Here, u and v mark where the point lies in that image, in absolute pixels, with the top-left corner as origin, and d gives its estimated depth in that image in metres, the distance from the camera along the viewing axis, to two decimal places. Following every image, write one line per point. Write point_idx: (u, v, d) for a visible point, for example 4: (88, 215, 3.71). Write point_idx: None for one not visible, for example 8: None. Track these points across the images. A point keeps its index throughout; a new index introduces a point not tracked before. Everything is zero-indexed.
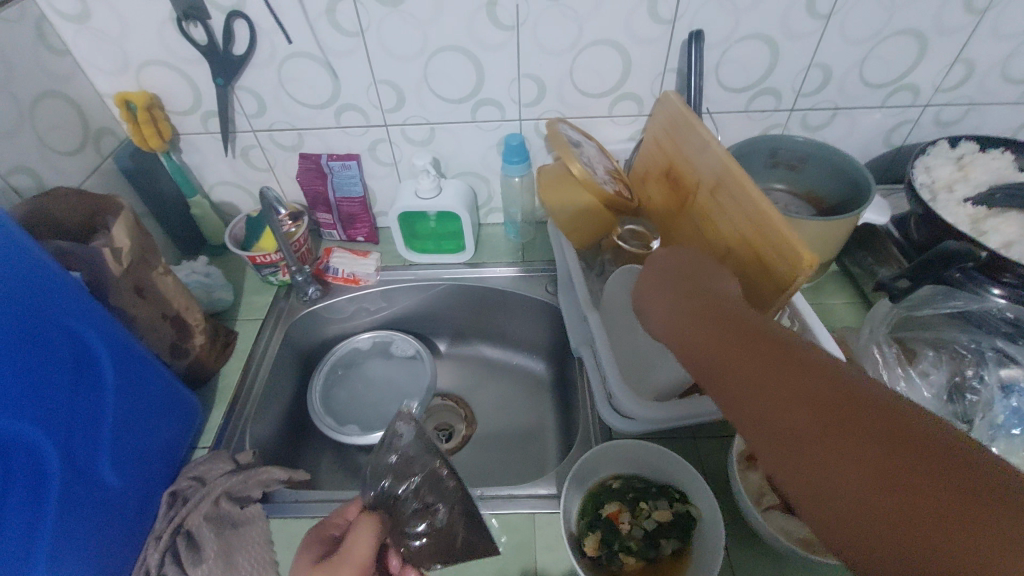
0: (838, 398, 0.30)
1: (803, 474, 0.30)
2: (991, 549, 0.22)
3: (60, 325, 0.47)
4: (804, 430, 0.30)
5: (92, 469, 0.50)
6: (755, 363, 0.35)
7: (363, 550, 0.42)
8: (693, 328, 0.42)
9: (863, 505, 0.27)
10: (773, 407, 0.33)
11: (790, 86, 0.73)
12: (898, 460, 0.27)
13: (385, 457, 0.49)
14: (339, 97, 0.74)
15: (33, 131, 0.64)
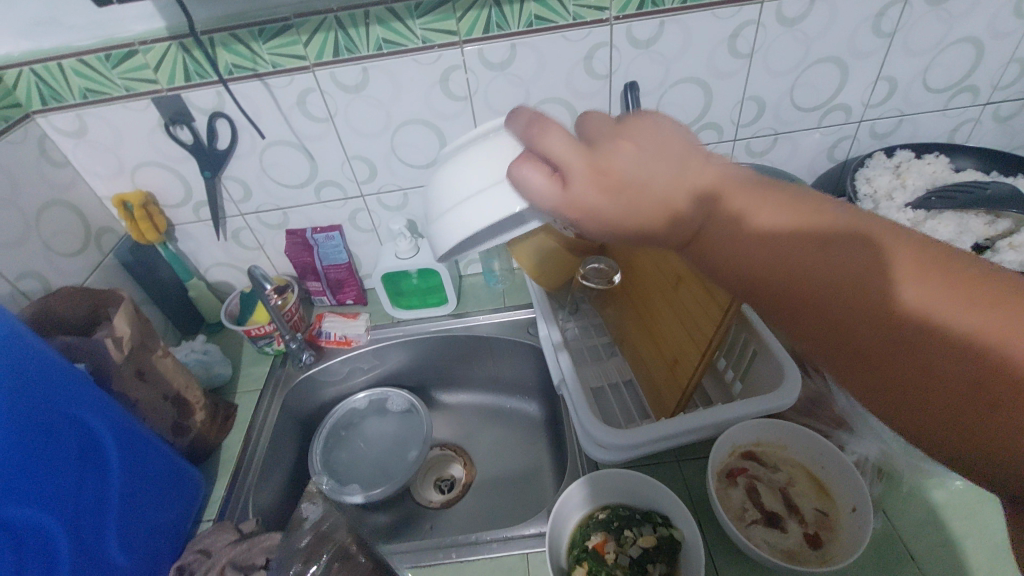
0: (903, 283, 0.29)
1: (860, 365, 0.30)
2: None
3: (67, 415, 0.51)
4: (876, 328, 0.29)
5: (100, 551, 0.52)
6: (796, 259, 0.32)
7: None
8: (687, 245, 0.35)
9: (935, 395, 0.27)
10: (834, 310, 0.30)
11: (729, 119, 0.79)
12: (938, 346, 0.27)
13: (295, 540, 0.53)
14: (317, 175, 0.80)
15: (38, 239, 0.70)
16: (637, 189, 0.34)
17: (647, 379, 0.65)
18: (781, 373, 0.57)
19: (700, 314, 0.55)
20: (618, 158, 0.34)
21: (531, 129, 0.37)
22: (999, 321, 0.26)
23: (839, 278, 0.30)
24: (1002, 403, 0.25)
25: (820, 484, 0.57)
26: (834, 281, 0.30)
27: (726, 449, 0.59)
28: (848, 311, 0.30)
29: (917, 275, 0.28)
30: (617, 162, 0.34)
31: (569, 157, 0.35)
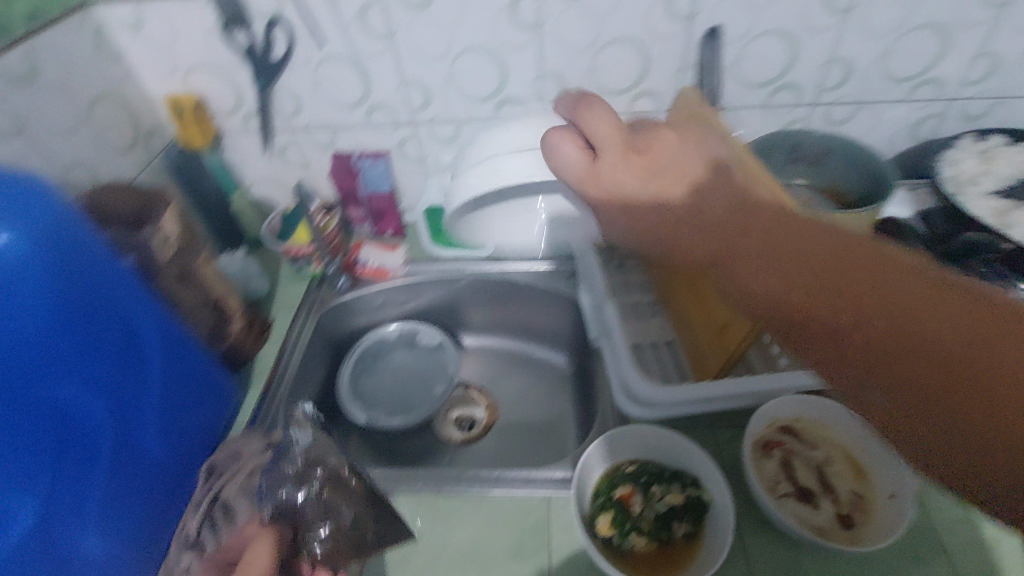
0: (909, 296, 0.35)
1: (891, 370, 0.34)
2: None
3: (113, 303, 0.51)
4: (893, 332, 0.34)
5: (139, 438, 0.53)
6: (837, 274, 0.37)
7: (264, 557, 0.47)
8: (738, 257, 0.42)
9: (959, 399, 0.31)
10: (872, 312, 0.35)
11: (811, 80, 0.74)
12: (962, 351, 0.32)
13: (285, 467, 0.55)
14: (369, 97, 0.78)
15: (90, 131, 0.69)
16: (658, 176, 0.51)
17: (692, 342, 0.64)
18: None
19: None
20: (652, 174, 0.51)
21: (577, 107, 0.55)
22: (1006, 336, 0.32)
23: (855, 288, 0.36)
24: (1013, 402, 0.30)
25: (859, 467, 0.55)
26: (851, 290, 0.36)
27: (764, 421, 0.58)
28: (886, 320, 0.34)
29: (934, 292, 0.35)
30: (652, 174, 0.51)
31: (613, 163, 0.52)
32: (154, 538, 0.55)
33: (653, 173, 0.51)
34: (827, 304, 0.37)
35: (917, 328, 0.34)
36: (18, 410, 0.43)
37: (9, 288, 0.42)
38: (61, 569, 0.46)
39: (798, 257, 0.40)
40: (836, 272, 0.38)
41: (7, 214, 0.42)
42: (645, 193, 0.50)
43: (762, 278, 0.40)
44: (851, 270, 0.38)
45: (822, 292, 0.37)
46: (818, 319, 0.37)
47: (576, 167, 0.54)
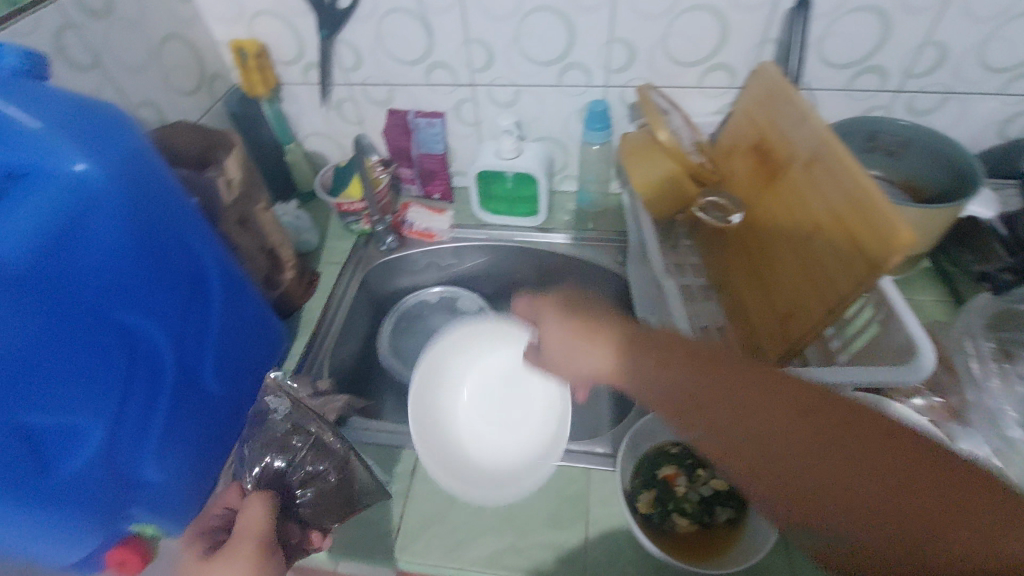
0: (874, 450, 0.35)
1: (845, 513, 0.35)
2: (972, 517, 0.33)
3: (181, 242, 0.52)
4: (867, 496, 0.34)
5: (197, 374, 0.55)
6: (775, 416, 0.38)
7: (260, 515, 0.46)
8: (692, 400, 0.41)
9: (904, 525, 0.33)
10: (817, 463, 0.36)
11: (899, 64, 0.69)
12: (896, 470, 0.35)
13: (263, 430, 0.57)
14: (431, 54, 0.76)
15: (159, 71, 0.70)
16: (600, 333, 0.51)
17: (747, 330, 0.63)
18: (910, 348, 0.51)
19: (836, 269, 0.50)
20: (597, 333, 0.51)
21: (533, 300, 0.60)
22: (924, 462, 0.35)
23: (821, 446, 0.36)
24: (958, 516, 0.33)
25: None
26: (818, 445, 0.36)
27: None
28: (832, 471, 0.35)
29: (857, 424, 0.37)
30: (596, 336, 0.50)
31: (570, 329, 0.53)
32: (206, 471, 0.58)
33: (596, 333, 0.51)
34: (799, 483, 0.36)
35: (887, 488, 0.34)
36: (91, 332, 0.44)
37: (85, 213, 0.43)
38: (124, 486, 0.48)
39: (767, 395, 0.39)
40: (798, 418, 0.38)
41: (86, 140, 0.43)
42: (603, 350, 0.50)
43: (734, 454, 0.39)
44: (812, 417, 0.37)
45: (789, 465, 0.37)
46: (790, 480, 0.37)
47: (546, 337, 0.55)
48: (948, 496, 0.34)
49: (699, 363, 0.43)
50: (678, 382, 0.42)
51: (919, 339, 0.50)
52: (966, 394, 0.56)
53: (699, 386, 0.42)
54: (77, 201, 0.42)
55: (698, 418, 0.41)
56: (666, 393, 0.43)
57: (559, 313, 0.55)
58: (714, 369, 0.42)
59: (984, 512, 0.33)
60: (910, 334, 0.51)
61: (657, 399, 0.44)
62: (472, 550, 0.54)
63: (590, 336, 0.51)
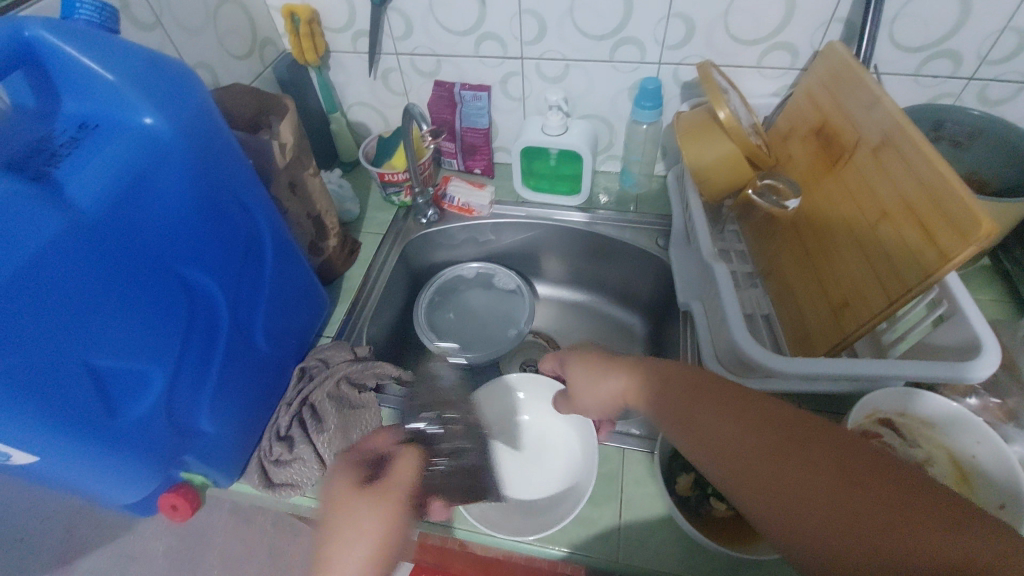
0: (843, 465, 0.34)
1: (794, 505, 0.34)
2: (937, 522, 0.30)
3: (239, 202, 0.53)
4: (833, 508, 0.32)
5: (249, 332, 0.57)
6: (742, 412, 0.39)
7: (409, 475, 0.42)
8: (674, 406, 0.43)
9: (853, 517, 0.32)
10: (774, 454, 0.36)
11: (974, 50, 0.65)
12: (852, 467, 0.34)
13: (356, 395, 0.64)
14: (482, 25, 0.75)
15: (215, 34, 0.71)
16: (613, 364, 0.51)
17: (794, 317, 0.62)
18: (973, 346, 0.49)
19: (900, 258, 0.49)
20: (614, 362, 0.51)
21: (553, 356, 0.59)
22: (882, 464, 0.33)
23: (792, 456, 0.35)
24: (913, 513, 0.31)
25: (964, 474, 0.52)
26: (789, 458, 0.35)
27: (865, 411, 0.54)
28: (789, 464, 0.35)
29: (821, 429, 0.36)
30: (612, 366, 0.50)
31: (592, 366, 0.52)
32: (252, 427, 0.60)
33: (613, 361, 0.51)
34: (767, 490, 0.35)
35: (848, 501, 0.32)
36: (157, 283, 0.45)
37: (155, 167, 0.44)
38: (181, 434, 0.50)
39: (748, 408, 0.39)
40: (776, 432, 0.37)
41: (160, 95, 0.44)
42: (615, 378, 0.50)
43: (710, 449, 0.39)
44: (789, 433, 0.36)
45: (758, 471, 0.36)
46: (760, 488, 0.36)
47: (570, 378, 0.54)
48: (908, 490, 0.32)
49: (695, 380, 0.43)
50: (665, 394, 0.44)
51: (982, 332, 0.49)
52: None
53: (682, 395, 0.43)
54: (148, 154, 0.44)
55: (687, 430, 0.41)
56: (666, 410, 0.43)
57: (583, 354, 0.54)
58: (706, 387, 0.42)
59: (950, 521, 0.30)
60: (971, 325, 0.50)
61: (660, 417, 0.44)
62: (502, 518, 0.55)
63: (607, 369, 0.51)
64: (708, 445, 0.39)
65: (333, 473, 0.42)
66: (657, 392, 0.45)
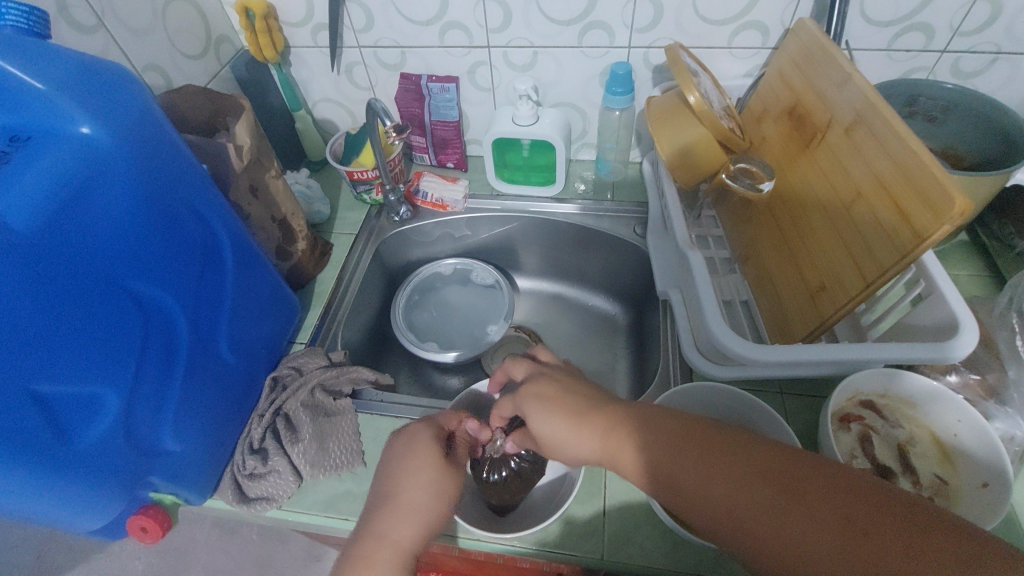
0: (843, 513, 0.33)
1: (782, 547, 0.34)
2: (916, 538, 0.30)
3: (192, 210, 0.51)
4: (814, 545, 0.32)
5: (213, 345, 0.55)
6: (719, 454, 0.38)
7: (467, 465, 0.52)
8: (650, 457, 0.42)
9: (839, 553, 0.32)
10: (754, 497, 0.36)
11: (946, 22, 0.64)
12: (828, 498, 0.34)
13: (333, 403, 0.63)
14: (445, 14, 0.72)
15: (164, 33, 0.68)
16: (564, 401, 0.49)
17: (773, 302, 0.61)
18: (952, 325, 0.49)
19: (875, 240, 0.48)
20: (586, 413, 0.47)
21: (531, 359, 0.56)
22: (857, 489, 0.33)
23: (802, 514, 0.34)
24: (890, 535, 0.31)
25: (945, 451, 0.52)
26: (788, 514, 0.34)
27: (846, 394, 0.54)
28: (771, 505, 0.35)
29: (796, 459, 0.36)
30: (583, 417, 0.46)
31: (562, 416, 0.47)
32: (222, 441, 0.58)
33: (583, 413, 0.47)
34: (773, 550, 0.34)
35: (830, 535, 0.32)
36: (107, 303, 0.43)
37: (96, 179, 0.42)
38: (142, 455, 0.48)
39: (743, 461, 0.37)
40: (770, 486, 0.36)
41: (97, 102, 0.41)
42: (586, 433, 0.46)
43: (691, 496, 0.39)
44: (781, 483, 0.35)
45: (761, 531, 0.35)
46: (766, 548, 0.34)
47: (535, 428, 0.49)
48: (884, 513, 0.32)
49: (677, 434, 0.41)
50: (638, 444, 0.43)
51: (962, 315, 0.48)
52: (1006, 370, 0.53)
53: (655, 443, 0.42)
54: (87, 165, 0.41)
55: (691, 497, 0.38)
56: (654, 470, 0.41)
57: (548, 405, 0.49)
58: (690, 440, 0.40)
59: (927, 538, 0.30)
60: (954, 308, 0.49)
61: (648, 475, 0.42)
62: (480, 523, 0.54)
63: (579, 421, 0.46)
64: (705, 507, 0.38)
65: (419, 432, 0.50)
66: (638, 451, 0.42)
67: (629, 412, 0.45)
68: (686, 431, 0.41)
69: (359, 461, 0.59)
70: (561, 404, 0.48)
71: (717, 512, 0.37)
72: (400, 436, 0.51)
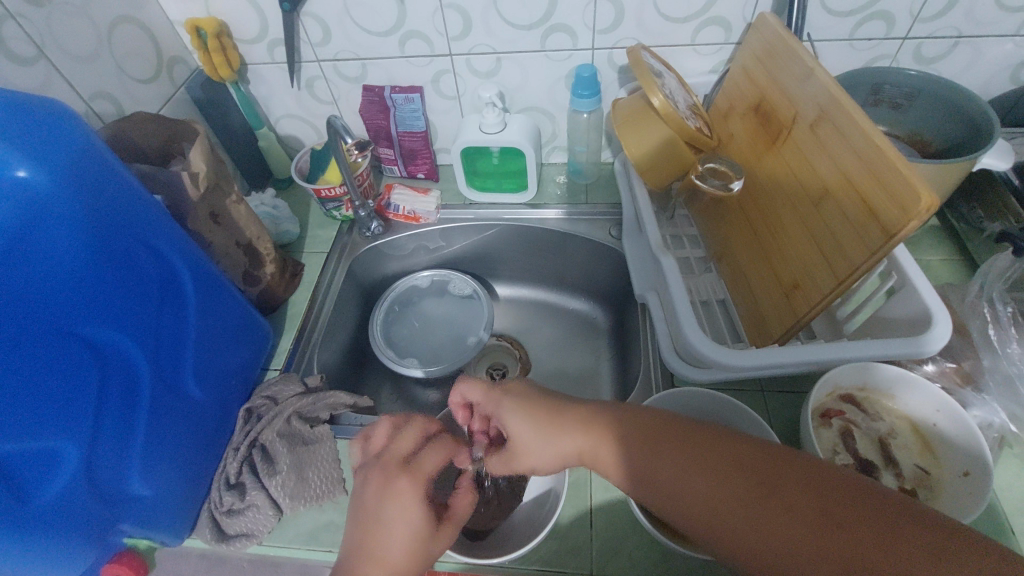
0: (822, 508, 0.32)
1: (758, 543, 0.33)
2: (887, 528, 0.30)
3: (146, 244, 0.49)
4: (790, 539, 0.32)
5: (178, 381, 0.53)
6: (696, 452, 0.38)
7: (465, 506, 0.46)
8: (627, 459, 0.41)
9: (813, 546, 0.31)
10: (729, 494, 0.35)
11: (906, 9, 0.64)
12: (804, 494, 0.33)
13: (311, 431, 0.61)
14: (404, 24, 0.71)
15: (110, 58, 0.65)
16: (532, 397, 0.46)
17: (749, 301, 0.60)
18: (925, 318, 0.49)
19: (844, 237, 0.48)
20: (556, 410, 0.45)
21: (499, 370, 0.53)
22: (830, 482, 0.33)
23: (779, 510, 0.33)
24: (865, 526, 0.31)
25: (926, 440, 0.52)
26: (765, 507, 0.34)
27: (825, 390, 0.54)
28: (747, 501, 0.35)
29: (772, 453, 0.36)
30: (556, 414, 0.44)
31: (530, 415, 0.45)
32: (196, 481, 0.56)
33: (559, 414, 0.44)
34: (752, 545, 0.34)
35: (804, 529, 0.32)
36: (57, 350, 0.41)
37: (38, 225, 0.39)
38: (109, 504, 0.46)
39: (720, 459, 0.37)
40: (750, 483, 0.35)
41: (33, 144, 0.38)
42: (561, 435, 0.43)
43: (667, 496, 0.38)
44: (758, 476, 0.35)
45: (739, 527, 0.34)
46: (744, 545, 0.34)
47: (510, 433, 0.45)
48: (857, 505, 0.32)
49: (658, 433, 0.40)
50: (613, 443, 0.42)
51: (935, 308, 0.48)
52: (981, 358, 0.54)
53: (631, 442, 0.41)
54: (24, 210, 0.39)
55: (670, 497, 0.38)
56: (633, 468, 0.40)
57: (525, 407, 0.45)
58: (669, 436, 0.40)
59: (898, 526, 0.30)
60: (926, 301, 0.49)
61: (628, 473, 0.41)
62: (470, 548, 0.53)
63: (554, 427, 0.44)
64: (684, 502, 0.37)
65: (389, 483, 0.43)
66: (618, 451, 0.41)
67: (604, 410, 0.44)
68: (663, 431, 0.40)
69: (340, 489, 0.57)
70: (532, 401, 0.46)
71: (693, 509, 0.37)
72: (386, 495, 0.42)
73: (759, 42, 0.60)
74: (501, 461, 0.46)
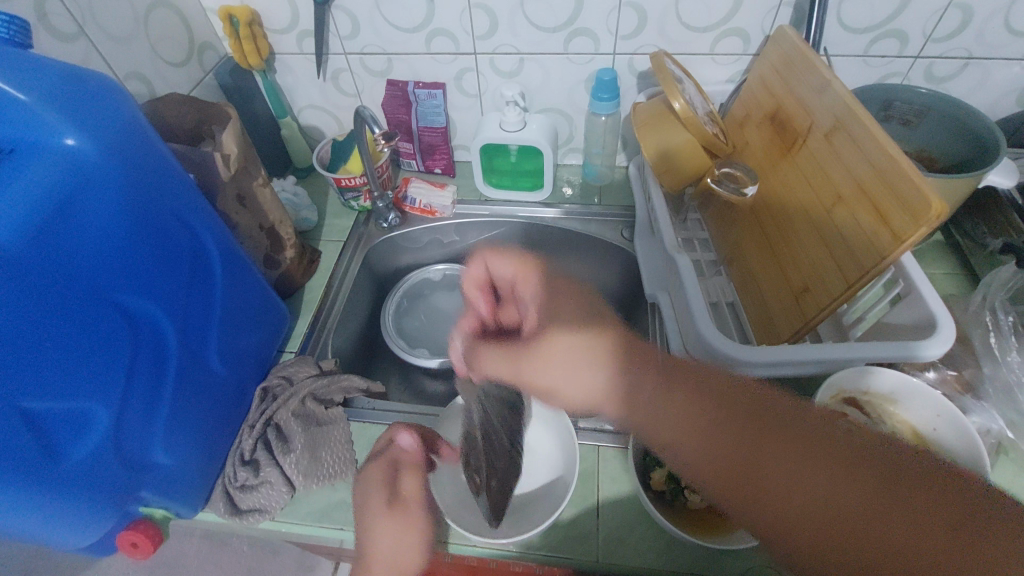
0: (877, 477, 0.32)
1: (807, 506, 0.33)
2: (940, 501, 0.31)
3: (181, 220, 0.50)
4: (844, 505, 0.32)
5: (202, 356, 0.55)
6: (752, 413, 0.37)
7: None
8: (674, 412, 0.39)
9: (866, 513, 0.31)
10: (786, 457, 0.34)
11: (920, 28, 0.66)
12: (859, 464, 0.33)
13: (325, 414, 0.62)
14: (431, 21, 0.72)
15: (145, 40, 0.67)
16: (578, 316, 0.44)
17: (758, 303, 0.62)
18: (930, 324, 0.50)
19: (854, 243, 0.49)
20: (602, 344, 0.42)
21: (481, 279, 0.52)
22: (884, 454, 0.34)
23: (831, 475, 0.33)
24: (920, 496, 0.31)
25: (926, 446, 0.53)
26: (845, 484, 0.32)
27: (830, 392, 0.55)
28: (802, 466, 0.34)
29: (828, 424, 0.36)
30: (601, 348, 0.42)
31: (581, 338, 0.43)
32: (212, 455, 0.57)
33: (614, 346, 0.42)
34: (798, 509, 0.33)
35: (859, 496, 0.32)
36: (97, 315, 0.43)
37: (82, 193, 0.41)
38: (133, 470, 0.48)
39: (776, 423, 0.36)
40: (804, 448, 0.35)
41: (85, 116, 0.40)
42: (604, 376, 0.41)
43: (709, 457, 0.37)
44: (815, 442, 0.35)
45: (787, 489, 0.34)
46: (788, 507, 0.33)
47: (549, 342, 0.43)
48: (911, 478, 0.32)
49: (712, 390, 0.39)
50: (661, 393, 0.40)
51: (939, 315, 0.50)
52: (981, 366, 0.56)
53: (681, 395, 0.39)
54: (72, 180, 0.40)
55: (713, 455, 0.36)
56: (686, 436, 0.38)
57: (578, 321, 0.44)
58: (734, 402, 0.38)
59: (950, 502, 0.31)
60: (931, 308, 0.50)
61: (677, 440, 0.38)
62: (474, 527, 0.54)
63: (610, 351, 0.42)
64: (741, 472, 0.35)
65: None
66: (666, 404, 0.39)
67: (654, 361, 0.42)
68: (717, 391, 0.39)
69: (352, 469, 0.59)
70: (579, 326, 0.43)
71: (737, 470, 0.36)
72: None
73: (778, 54, 0.62)
74: (508, 360, 0.45)
